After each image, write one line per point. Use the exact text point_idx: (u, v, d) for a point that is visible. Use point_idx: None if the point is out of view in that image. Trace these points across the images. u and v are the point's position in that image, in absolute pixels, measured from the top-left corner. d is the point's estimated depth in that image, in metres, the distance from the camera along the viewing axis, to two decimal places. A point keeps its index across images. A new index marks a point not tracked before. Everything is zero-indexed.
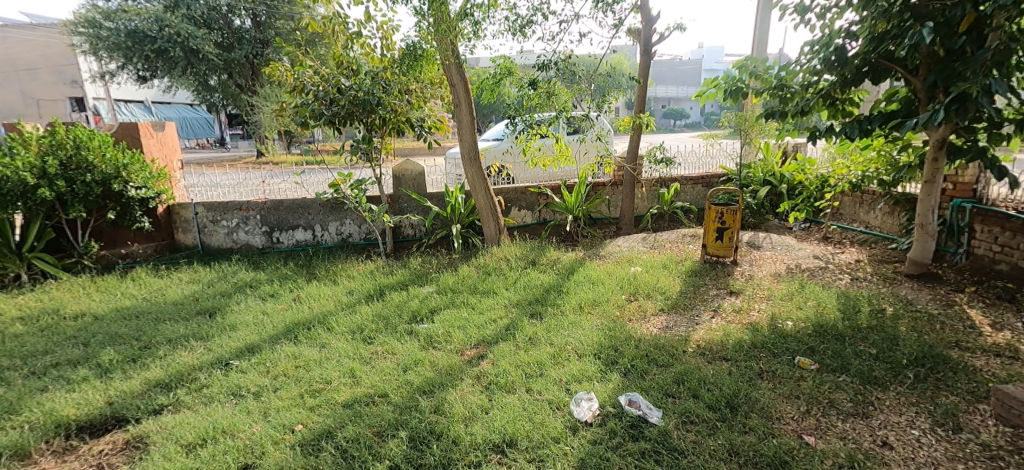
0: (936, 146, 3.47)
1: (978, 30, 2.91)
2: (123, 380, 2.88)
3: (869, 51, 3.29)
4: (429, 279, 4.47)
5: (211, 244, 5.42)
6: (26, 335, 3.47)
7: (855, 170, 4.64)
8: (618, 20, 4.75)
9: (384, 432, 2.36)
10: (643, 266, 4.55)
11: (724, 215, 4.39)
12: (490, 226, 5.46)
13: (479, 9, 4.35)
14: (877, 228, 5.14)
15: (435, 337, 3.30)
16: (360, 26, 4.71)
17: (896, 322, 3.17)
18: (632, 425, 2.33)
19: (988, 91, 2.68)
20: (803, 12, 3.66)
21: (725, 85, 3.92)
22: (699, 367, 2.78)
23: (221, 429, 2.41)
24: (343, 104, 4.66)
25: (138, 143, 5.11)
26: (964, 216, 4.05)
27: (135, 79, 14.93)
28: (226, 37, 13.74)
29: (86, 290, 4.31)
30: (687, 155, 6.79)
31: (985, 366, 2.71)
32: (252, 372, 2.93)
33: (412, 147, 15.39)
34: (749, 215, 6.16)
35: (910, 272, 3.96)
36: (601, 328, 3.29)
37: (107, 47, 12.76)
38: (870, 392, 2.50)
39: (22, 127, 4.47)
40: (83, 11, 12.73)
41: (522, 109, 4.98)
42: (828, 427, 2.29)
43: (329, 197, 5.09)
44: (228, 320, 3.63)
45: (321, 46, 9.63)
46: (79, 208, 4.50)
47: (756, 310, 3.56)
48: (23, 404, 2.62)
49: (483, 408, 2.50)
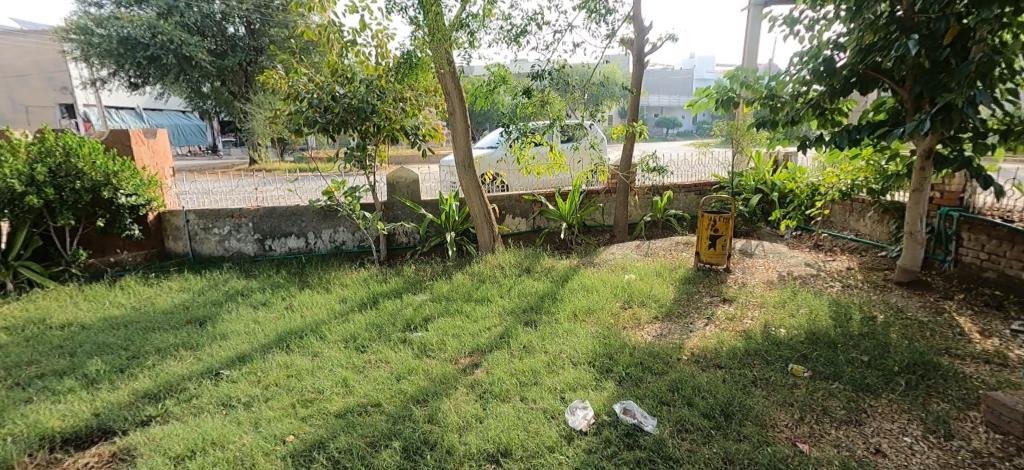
0: (923, 155, 3.54)
1: (963, 43, 2.98)
2: (111, 390, 2.84)
3: (857, 62, 3.33)
4: (424, 287, 4.46)
5: (202, 252, 5.37)
6: (12, 345, 3.41)
7: (845, 178, 4.72)
8: (612, 30, 4.80)
9: (377, 442, 2.34)
10: (637, 273, 4.56)
11: (717, 223, 4.43)
12: (484, 233, 5.45)
13: (474, 19, 4.39)
14: (867, 235, 5.20)
15: (430, 345, 3.28)
16: (355, 34, 4.71)
17: (887, 329, 3.20)
18: (627, 433, 2.33)
19: (972, 101, 2.77)
20: (792, 24, 3.73)
21: (717, 95, 3.98)
22: (694, 374, 2.79)
23: (211, 440, 2.38)
24: (337, 112, 4.66)
25: (130, 150, 5.07)
26: (952, 224, 4.10)
27: (127, 86, 14.83)
28: (220, 44, 13.72)
29: (74, 298, 4.26)
30: (680, 164, 6.88)
31: (976, 372, 2.74)
32: (244, 381, 2.90)
33: (407, 155, 15.40)
34: (742, 222, 6.20)
35: (899, 279, 4.00)
36: (596, 335, 3.29)
37: (98, 54, 12.66)
38: (863, 399, 2.52)
39: (10, 133, 4.42)
40: (75, 18, 12.66)
41: (516, 118, 5.06)
42: (822, 434, 2.30)
43: (323, 204, 5.08)
44: (220, 329, 3.59)
45: (315, 53, 9.62)
46: (68, 215, 4.47)
47: (749, 317, 3.58)
48: (7, 416, 2.58)
49: (477, 417, 2.49)
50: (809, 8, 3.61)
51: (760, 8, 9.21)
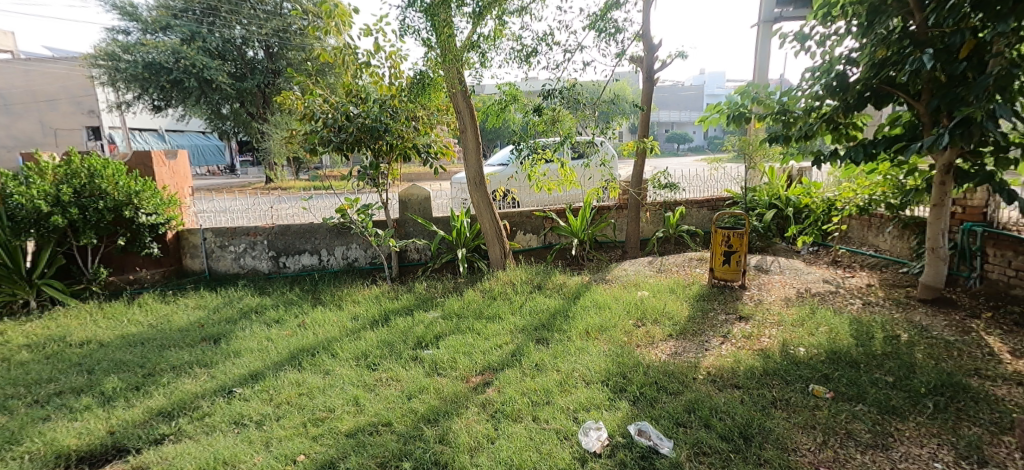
0: (943, 169, 3.46)
1: (979, 56, 2.91)
2: (126, 408, 2.85)
3: (870, 77, 3.28)
4: (434, 304, 4.44)
5: (218, 270, 5.42)
6: (32, 362, 3.46)
7: (862, 193, 4.65)
8: (622, 48, 4.81)
9: (388, 463, 2.30)
10: (650, 290, 4.50)
11: (732, 239, 4.37)
12: (495, 250, 5.44)
13: (485, 39, 4.44)
14: (887, 251, 5.09)
15: (440, 363, 3.25)
16: (368, 56, 4.79)
17: (912, 349, 3.10)
18: (643, 456, 2.27)
19: (993, 115, 2.66)
20: (803, 40, 3.71)
21: (728, 110, 3.92)
22: (711, 394, 2.71)
23: (222, 459, 2.37)
24: (351, 131, 4.75)
25: (151, 171, 5.17)
26: (976, 240, 4.00)
27: (149, 108, 15.23)
28: (239, 67, 14.13)
29: (93, 316, 4.30)
30: (692, 179, 6.85)
31: (1008, 395, 2.64)
32: (256, 400, 2.89)
33: (419, 172, 15.58)
34: (757, 238, 6.09)
35: (922, 296, 3.90)
36: (610, 354, 3.23)
37: (124, 78, 13.06)
38: (888, 423, 2.43)
39: (38, 156, 4.53)
40: (103, 44, 13.08)
41: (527, 135, 5.01)
42: (846, 459, 2.22)
43: (336, 221, 5.08)
44: (234, 346, 3.61)
45: (331, 75, 9.86)
46: (91, 234, 4.55)
47: (767, 336, 3.49)
48: (25, 433, 2.59)
49: (489, 437, 2.45)
50: (820, 24, 3.60)
51: (770, 25, 9.24)
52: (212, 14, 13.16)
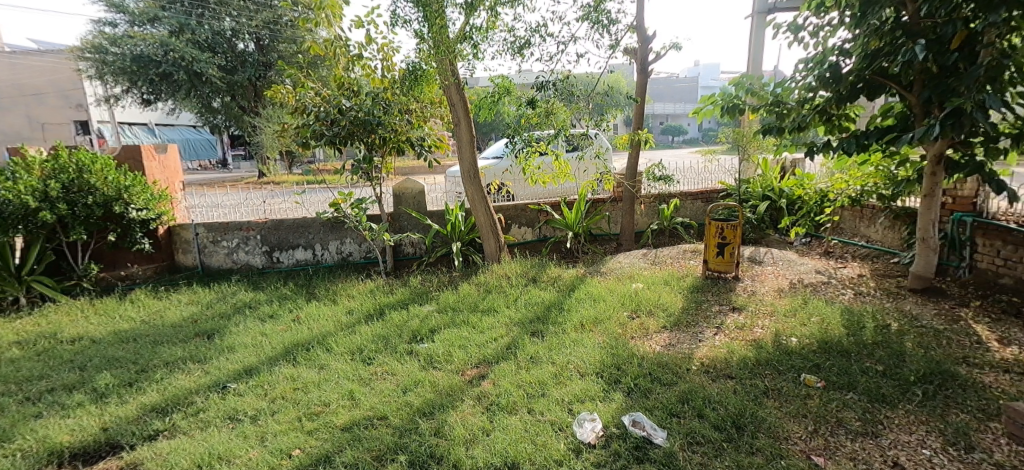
0: (933, 160, 3.48)
1: (971, 47, 2.93)
2: (119, 404, 2.84)
3: (862, 68, 3.26)
4: (430, 298, 4.43)
5: (211, 265, 5.40)
6: (23, 359, 3.43)
7: (854, 184, 4.65)
8: (615, 40, 4.78)
9: (384, 456, 2.31)
10: (645, 282, 4.52)
11: (725, 231, 4.39)
12: (490, 243, 5.43)
13: (478, 31, 4.41)
14: (878, 242, 5.13)
15: (436, 356, 3.26)
16: (360, 48, 4.75)
17: (902, 338, 3.14)
18: (637, 446, 2.29)
19: (983, 105, 2.67)
20: (797, 30, 3.71)
21: (722, 101, 3.90)
22: (704, 385, 2.73)
23: (218, 454, 2.37)
24: (344, 125, 4.65)
25: (141, 165, 5.12)
26: (966, 229, 4.04)
27: (138, 102, 15.02)
28: (230, 60, 13.86)
29: (85, 312, 4.29)
30: (686, 172, 6.92)
31: (994, 382, 2.68)
32: (250, 395, 2.88)
33: (413, 166, 15.62)
34: (750, 230, 6.13)
35: (913, 286, 3.92)
36: (604, 346, 3.24)
37: (112, 71, 12.88)
38: (878, 411, 2.46)
39: (25, 150, 4.45)
40: (90, 36, 12.87)
41: (521, 128, 4.98)
42: (838, 447, 2.25)
43: (330, 215, 5.07)
44: (228, 341, 3.59)
45: (322, 68, 9.77)
46: (81, 230, 4.51)
47: (760, 326, 3.52)
48: (17, 431, 2.58)
49: (484, 429, 2.46)
50: (813, 14, 3.59)
51: (764, 15, 9.18)
52: (201, 6, 12.97)
